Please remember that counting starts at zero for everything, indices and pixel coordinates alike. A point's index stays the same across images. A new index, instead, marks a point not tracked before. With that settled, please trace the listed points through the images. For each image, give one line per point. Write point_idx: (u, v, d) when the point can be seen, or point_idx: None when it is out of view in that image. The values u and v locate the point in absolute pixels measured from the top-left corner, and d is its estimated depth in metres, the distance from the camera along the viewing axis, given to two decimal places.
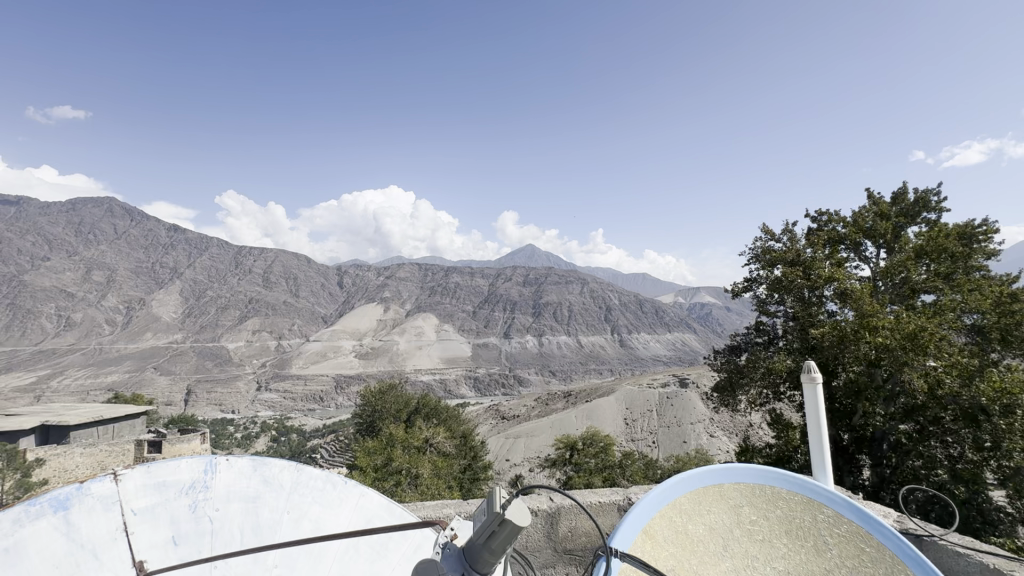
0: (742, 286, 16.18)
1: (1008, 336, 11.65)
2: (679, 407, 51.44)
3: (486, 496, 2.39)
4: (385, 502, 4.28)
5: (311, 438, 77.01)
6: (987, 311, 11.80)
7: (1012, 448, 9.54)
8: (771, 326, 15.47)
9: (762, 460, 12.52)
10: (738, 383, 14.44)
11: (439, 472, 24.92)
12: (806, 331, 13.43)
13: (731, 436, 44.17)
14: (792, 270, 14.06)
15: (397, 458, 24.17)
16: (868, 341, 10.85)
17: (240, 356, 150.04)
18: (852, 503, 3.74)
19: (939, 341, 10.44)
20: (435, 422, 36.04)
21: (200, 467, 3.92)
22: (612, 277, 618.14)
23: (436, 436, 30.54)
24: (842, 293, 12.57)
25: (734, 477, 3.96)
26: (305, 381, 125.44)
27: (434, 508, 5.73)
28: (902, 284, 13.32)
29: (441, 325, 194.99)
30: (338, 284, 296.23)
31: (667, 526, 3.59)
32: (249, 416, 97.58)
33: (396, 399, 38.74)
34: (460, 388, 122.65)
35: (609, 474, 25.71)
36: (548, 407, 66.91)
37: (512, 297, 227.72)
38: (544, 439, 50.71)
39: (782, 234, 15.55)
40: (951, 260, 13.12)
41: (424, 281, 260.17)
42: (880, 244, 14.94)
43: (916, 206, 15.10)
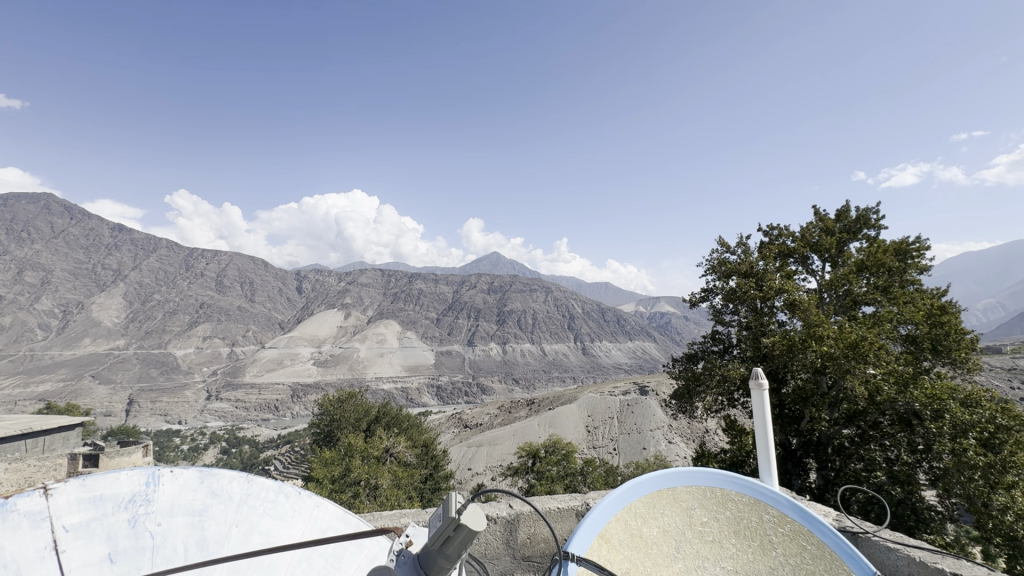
0: (699, 296, 16.68)
1: (937, 345, 12.47)
2: (639, 414, 52.58)
3: (440, 502, 2.36)
4: (342, 512, 4.19)
5: (265, 449, 74.18)
6: (920, 322, 12.59)
7: (941, 451, 10.18)
8: (726, 335, 15.97)
9: (717, 464, 12.88)
10: (695, 390, 14.80)
11: (400, 481, 24.47)
12: (757, 339, 14.01)
13: (688, 442, 45.44)
14: (745, 281, 14.71)
15: (356, 468, 23.72)
16: (813, 349, 11.44)
17: (190, 364, 143.16)
18: (793, 503, 3.87)
19: (877, 349, 11.13)
20: (396, 432, 35.34)
21: (140, 480, 3.69)
22: (575, 286, 628.25)
23: (397, 446, 30.04)
24: (791, 303, 13.21)
25: (687, 479, 4.07)
26: (259, 390, 120.65)
27: (390, 518, 5.59)
28: (846, 295, 14.11)
29: (403, 332, 192.48)
30: (297, 289, 288.28)
31: (622, 530, 3.73)
32: (198, 427, 93.18)
33: (356, 408, 37.92)
34: (423, 397, 121.18)
35: (570, 481, 25.93)
36: (511, 415, 66.97)
37: (477, 305, 227.42)
38: (506, 447, 50.71)
39: (736, 246, 16.16)
40: (888, 273, 14.02)
41: (387, 288, 256.62)
42: (826, 257, 15.77)
43: (859, 223, 16.06)
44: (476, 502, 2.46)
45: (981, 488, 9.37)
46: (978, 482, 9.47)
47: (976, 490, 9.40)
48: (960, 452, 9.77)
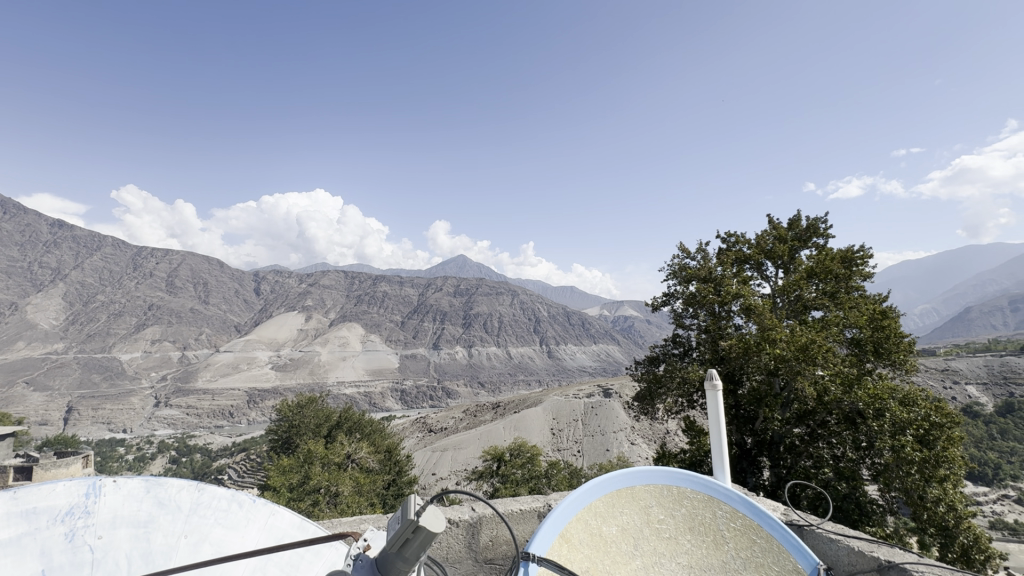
0: (661, 300, 17.13)
1: (879, 349, 13.22)
2: (603, 417, 53.40)
3: (400, 503, 2.34)
4: (299, 518, 4.07)
5: (217, 458, 71.12)
6: (863, 326, 13.32)
7: (882, 447, 10.76)
8: (686, 338, 16.47)
9: (677, 464, 13.22)
10: (656, 392, 15.17)
11: (361, 488, 23.87)
12: (715, 341, 14.51)
13: (650, 443, 46.42)
14: (705, 286, 15.25)
15: (316, 475, 23.04)
16: (767, 352, 12.01)
17: (136, 369, 135.64)
18: (745, 500, 4.02)
19: (825, 352, 11.70)
20: (358, 437, 34.59)
21: (79, 490, 3.48)
22: (542, 290, 633.30)
23: (359, 452, 29.30)
24: (747, 307, 13.74)
25: (646, 479, 4.18)
26: (213, 395, 115.42)
27: (348, 525, 5.45)
28: (796, 301, 14.86)
29: (367, 335, 188.71)
30: (255, 291, 278.46)
31: (581, 530, 3.80)
32: (145, 435, 88.34)
33: (317, 413, 36.81)
34: (386, 401, 119.03)
35: (534, 484, 26.13)
36: (476, 419, 66.72)
37: (443, 308, 225.59)
38: (471, 451, 50.42)
39: (696, 252, 16.70)
40: (835, 280, 14.83)
41: (350, 291, 251.61)
42: (778, 264, 16.52)
43: (808, 232, 16.89)
44: (436, 503, 2.45)
45: (917, 481, 10.04)
46: (914, 475, 10.12)
47: (913, 484, 10.07)
48: (897, 448, 10.39)
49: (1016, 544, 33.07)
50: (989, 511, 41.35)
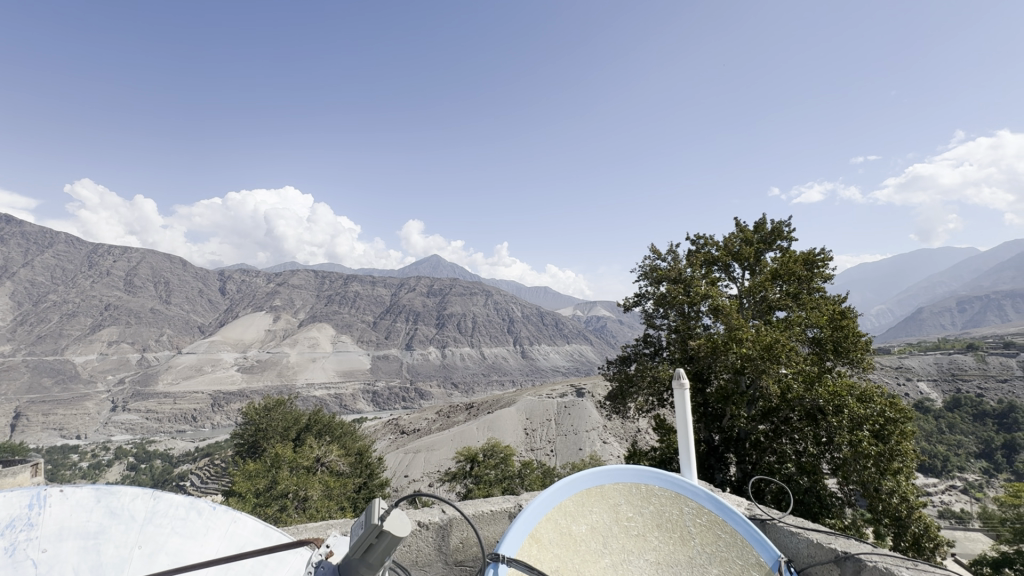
0: (633, 301, 17.39)
1: (839, 347, 13.71)
2: (576, 416, 53.95)
3: (365, 508, 2.31)
4: (262, 526, 3.94)
5: (179, 464, 68.58)
6: (824, 326, 13.78)
7: (841, 442, 11.14)
8: (657, 338, 16.80)
9: (648, 462, 13.45)
10: (627, 391, 15.42)
11: (332, 491, 23.43)
12: (684, 341, 14.86)
13: (622, 441, 47.16)
14: (675, 287, 15.64)
15: (283, 479, 22.48)
16: (734, 352, 12.34)
17: (91, 372, 129.42)
18: (710, 496, 4.10)
19: (788, 351, 12.12)
20: (328, 440, 33.88)
21: (23, 502, 3.25)
22: (516, 290, 635.86)
23: (329, 455, 28.74)
24: (715, 308, 14.09)
25: (616, 477, 4.22)
26: (175, 399, 111.15)
27: (313, 530, 5.30)
28: (761, 301, 15.34)
29: (337, 336, 185.10)
30: (220, 290, 269.69)
31: (552, 530, 3.82)
32: (100, 441, 84.39)
33: (286, 416, 35.89)
34: (358, 403, 116.93)
35: (508, 485, 26.22)
36: (449, 420, 66.38)
37: (416, 308, 223.40)
38: (444, 452, 50.12)
39: (666, 253, 17.03)
40: (798, 281, 15.38)
41: (320, 290, 246.29)
42: (745, 265, 16.97)
43: (773, 235, 17.41)
44: (402, 507, 2.43)
45: (873, 475, 10.48)
46: (870, 469, 10.56)
47: (870, 477, 10.49)
48: (855, 443, 10.79)
49: (962, 532, 35.12)
50: (939, 501, 43.71)
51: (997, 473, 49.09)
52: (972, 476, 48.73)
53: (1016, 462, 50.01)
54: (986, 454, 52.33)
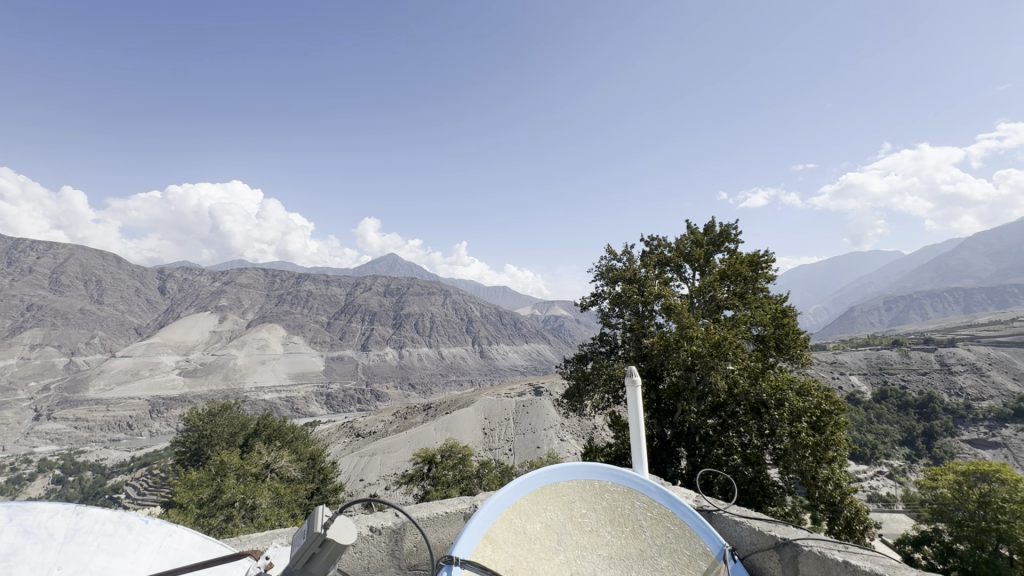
0: (589, 300, 17.70)
1: (781, 344, 14.39)
2: (534, 415, 54.45)
3: (306, 517, 2.30)
4: (201, 539, 3.72)
5: (112, 475, 64.16)
6: (767, 324, 14.45)
7: (782, 433, 11.71)
8: (613, 336, 17.17)
9: (603, 458, 13.69)
10: (584, 389, 15.68)
11: (281, 499, 22.49)
12: (639, 340, 15.31)
13: (579, 438, 47.91)
14: (630, 286, 16.07)
15: (229, 488, 21.44)
16: (685, 349, 12.77)
17: (10, 379, 118.85)
18: (658, 488, 4.23)
19: (734, 348, 12.73)
20: (278, 445, 32.51)
21: None
22: (474, 289, 634.49)
23: (279, 461, 27.39)
24: (667, 307, 14.55)
25: (569, 474, 4.28)
26: (107, 406, 103.83)
27: (254, 542, 4.86)
28: (711, 300, 16.01)
29: (289, 337, 178.49)
30: (159, 290, 254.24)
31: (506, 529, 3.85)
32: (21, 454, 77.62)
33: (232, 421, 34.31)
34: (311, 406, 113.13)
35: (466, 485, 26.07)
36: (407, 421, 65.38)
37: (372, 308, 218.77)
38: (401, 455, 49.25)
39: (622, 254, 17.42)
40: (744, 282, 16.11)
41: (270, 290, 236.81)
42: (696, 265, 17.60)
43: (721, 237, 18.18)
44: (346, 516, 2.43)
45: (810, 463, 11.12)
46: (809, 459, 11.19)
47: (808, 466, 11.11)
48: (795, 435, 11.40)
49: (887, 514, 38.16)
50: (868, 486, 47.14)
51: (917, 458, 53.65)
52: (897, 462, 52.92)
53: (933, 448, 55.26)
54: (909, 442, 56.97)
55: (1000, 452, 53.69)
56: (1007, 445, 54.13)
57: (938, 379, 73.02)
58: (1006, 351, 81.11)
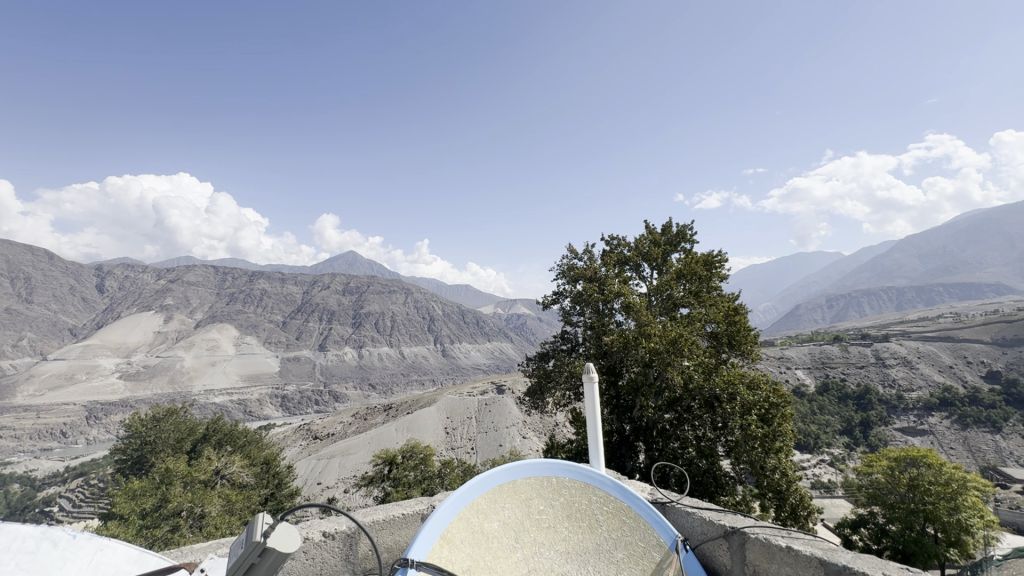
0: (551, 298, 17.87)
1: (733, 340, 14.95)
2: (496, 413, 54.60)
3: (248, 525, 2.31)
4: (137, 552, 3.50)
5: (43, 487, 59.64)
6: (721, 322, 14.97)
7: (734, 425, 12.14)
8: (574, 334, 17.44)
9: (565, 455, 13.85)
10: (546, 386, 15.81)
11: (233, 505, 21.60)
12: (599, 337, 15.61)
13: (541, 436, 48.34)
14: (590, 285, 16.32)
15: (176, 496, 20.37)
16: (644, 346, 13.13)
17: None
18: (613, 483, 4.31)
19: (690, 344, 13.10)
20: (229, 449, 31.10)
21: None
22: (436, 288, 629.47)
23: (232, 466, 26.05)
24: (626, 305, 14.87)
25: (527, 473, 4.30)
26: (38, 413, 96.34)
27: (196, 552, 4.59)
28: (667, 298, 16.52)
29: (241, 337, 171.25)
30: (98, 289, 238.08)
31: (464, 529, 3.85)
32: None
33: (179, 426, 32.67)
34: (265, 409, 108.89)
35: (427, 485, 25.80)
36: (367, 422, 64.08)
37: (330, 307, 213.00)
38: (361, 456, 48.24)
39: (583, 253, 17.73)
40: (699, 280, 16.68)
41: (221, 289, 226.32)
42: (653, 265, 18.09)
43: (677, 237, 18.74)
44: (289, 522, 2.45)
45: (758, 454, 11.67)
46: (758, 450, 11.74)
47: (756, 457, 11.66)
48: (745, 428, 11.87)
49: (829, 500, 40.53)
50: (811, 474, 49.92)
51: (855, 446, 57.27)
52: (837, 450, 56.31)
53: (869, 436, 59.19)
54: (848, 431, 60.70)
55: (927, 439, 58.91)
56: (933, 432, 59.56)
57: (874, 372, 78.14)
58: (932, 345, 87.72)
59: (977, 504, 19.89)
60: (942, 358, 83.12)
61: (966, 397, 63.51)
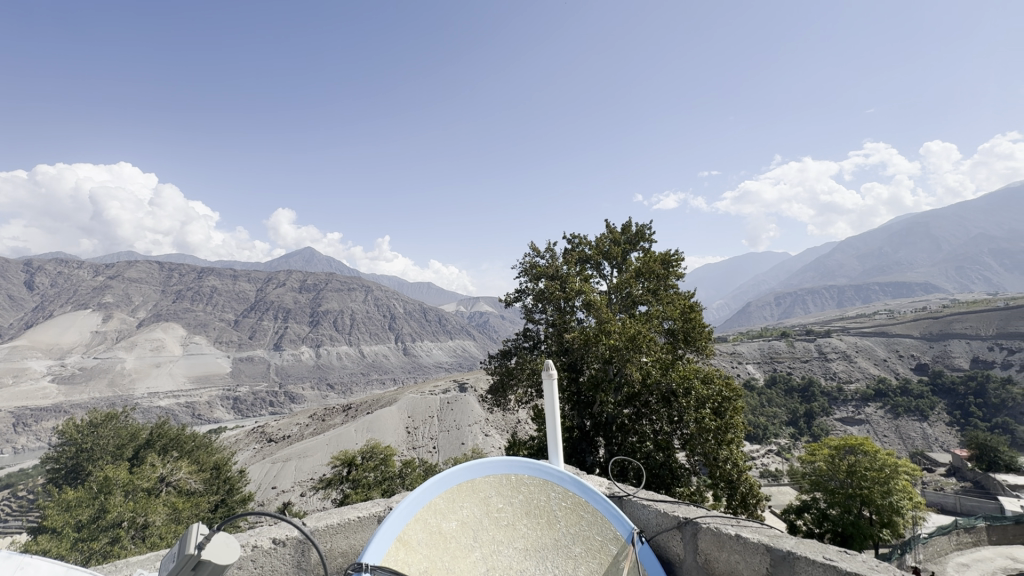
0: (514, 296, 17.90)
1: (688, 337, 15.40)
2: (458, 411, 54.39)
3: (182, 536, 2.29)
4: (64, 568, 3.28)
5: None
6: (677, 319, 15.41)
7: (689, 418, 12.52)
8: (535, 332, 17.56)
9: (526, 451, 13.96)
10: (508, 384, 15.89)
11: (179, 513, 20.52)
12: (560, 334, 15.82)
13: (503, 433, 48.47)
14: (552, 283, 16.48)
15: (117, 506, 19.13)
16: (604, 343, 13.38)
17: None
18: (574, 480, 4.33)
19: (648, 341, 13.43)
20: (177, 455, 29.53)
21: None
22: (396, 286, 620.17)
23: (178, 472, 24.68)
24: (587, 303, 15.06)
25: (485, 470, 4.32)
26: None
27: (131, 567, 4.30)
28: (627, 296, 16.90)
29: (189, 337, 162.96)
30: (27, 286, 220.58)
31: (420, 530, 3.87)
32: None
33: (119, 431, 30.76)
34: (215, 412, 104.02)
35: (388, 486, 25.37)
36: (324, 423, 62.28)
37: (286, 305, 205.86)
38: (318, 458, 46.90)
39: (545, 251, 17.86)
40: (656, 279, 17.15)
41: (166, 285, 214.43)
42: (613, 263, 18.44)
43: (637, 237, 19.12)
44: (227, 531, 2.44)
45: (712, 446, 12.16)
46: (711, 442, 12.23)
47: (710, 448, 12.13)
48: (700, 421, 12.32)
49: (776, 487, 42.71)
50: (760, 463, 52.43)
51: (800, 436, 60.52)
52: (783, 440, 59.37)
53: (812, 426, 62.79)
54: (793, 422, 64.14)
55: (864, 427, 62.86)
56: (869, 421, 63.65)
57: (817, 366, 82.83)
58: (869, 340, 93.75)
59: (907, 487, 21.48)
60: (878, 352, 89.10)
61: (898, 387, 68.29)
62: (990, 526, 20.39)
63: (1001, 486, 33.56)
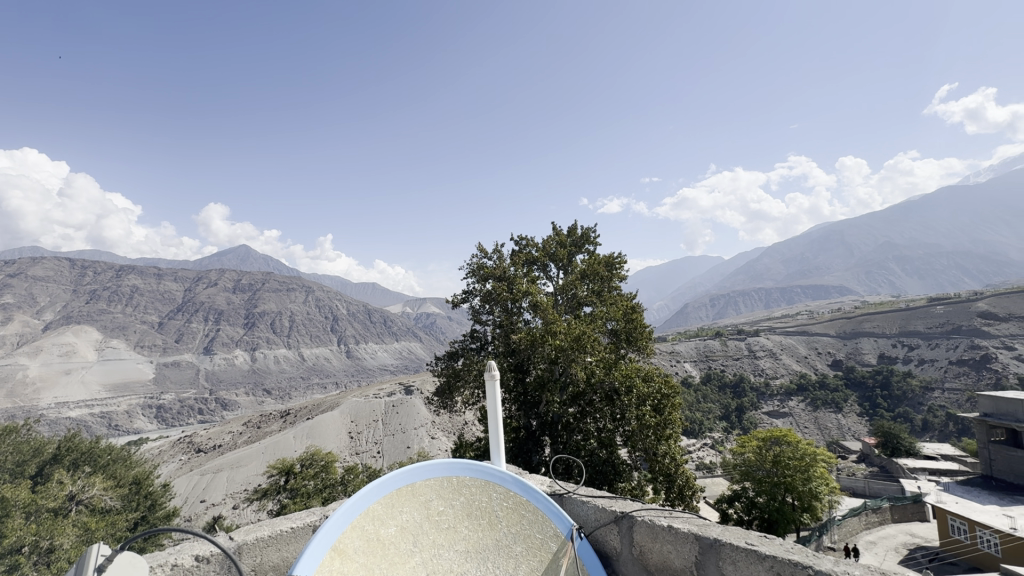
0: (461, 297, 17.79)
1: (630, 336, 15.98)
2: (403, 414, 53.32)
3: (82, 557, 2.09)
4: None
5: None
6: (620, 320, 15.89)
7: (630, 415, 12.94)
8: (483, 333, 17.52)
9: (473, 451, 13.94)
10: (455, 385, 15.74)
11: (92, 533, 18.79)
12: (507, 335, 15.93)
13: (449, 435, 47.88)
14: (499, 284, 16.58)
15: (15, 530, 17.17)
16: (549, 343, 13.60)
17: None
18: (515, 479, 4.36)
19: (592, 341, 13.80)
20: (90, 471, 26.90)
21: None
22: (339, 286, 599.60)
23: (91, 489, 22.53)
24: (534, 304, 15.26)
25: (426, 473, 4.26)
26: None
27: None
28: (573, 297, 17.31)
29: (105, 342, 149.13)
30: None
31: (357, 537, 3.77)
32: None
33: (20, 447, 27.55)
34: (136, 422, 95.99)
35: (328, 493, 24.37)
36: (260, 430, 59.13)
37: (218, 306, 193.46)
38: (253, 467, 44.44)
39: (492, 253, 17.98)
40: (600, 281, 17.64)
41: (78, 286, 195.55)
42: (559, 265, 18.78)
43: (582, 239, 19.62)
44: (136, 548, 2.29)
45: (651, 441, 12.68)
46: (652, 438, 12.74)
47: (650, 444, 12.63)
48: (641, 418, 12.81)
49: (710, 480, 45.12)
50: (696, 456, 55.29)
51: (732, 430, 64.29)
52: (717, 434, 62.85)
53: (743, 420, 66.87)
54: (726, 417, 67.99)
55: (787, 420, 67.71)
56: (792, 414, 68.62)
57: (747, 363, 88.47)
58: (793, 338, 101.06)
59: (824, 473, 23.42)
60: (800, 350, 96.29)
61: (818, 381, 74.08)
62: (893, 506, 22.53)
63: (903, 469, 37.24)
